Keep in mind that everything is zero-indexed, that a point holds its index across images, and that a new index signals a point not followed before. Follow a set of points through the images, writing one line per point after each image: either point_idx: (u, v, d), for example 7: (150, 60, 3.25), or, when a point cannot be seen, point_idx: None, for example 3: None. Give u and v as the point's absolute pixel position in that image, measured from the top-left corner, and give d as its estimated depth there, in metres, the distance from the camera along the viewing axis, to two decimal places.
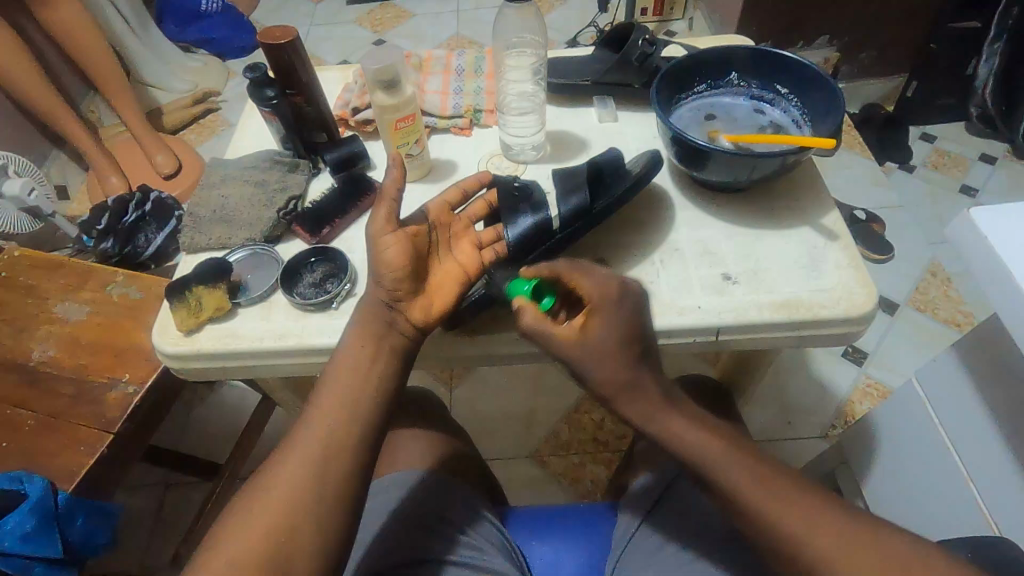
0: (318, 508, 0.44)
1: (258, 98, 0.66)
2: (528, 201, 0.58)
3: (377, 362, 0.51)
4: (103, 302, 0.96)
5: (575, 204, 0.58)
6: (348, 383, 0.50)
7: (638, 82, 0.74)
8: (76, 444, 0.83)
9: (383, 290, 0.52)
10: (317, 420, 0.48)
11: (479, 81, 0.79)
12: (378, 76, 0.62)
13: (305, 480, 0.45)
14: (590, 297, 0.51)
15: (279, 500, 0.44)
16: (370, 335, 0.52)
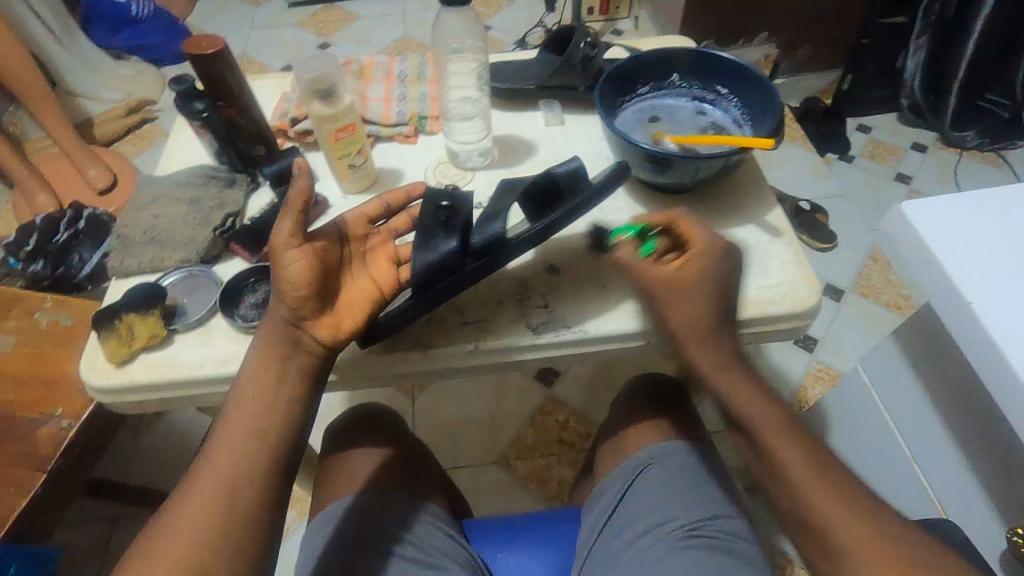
0: (231, 543, 0.42)
1: (185, 110, 0.64)
2: (452, 218, 0.53)
3: (291, 382, 0.49)
4: (31, 331, 0.90)
5: (498, 232, 0.53)
6: (267, 405, 0.48)
7: (583, 85, 0.74)
8: (5, 487, 0.78)
9: (287, 308, 0.49)
10: (231, 449, 0.46)
11: (423, 87, 0.77)
12: (314, 86, 0.60)
13: (222, 515, 0.43)
14: (698, 244, 0.52)
15: (192, 537, 0.42)
16: (275, 354, 0.49)
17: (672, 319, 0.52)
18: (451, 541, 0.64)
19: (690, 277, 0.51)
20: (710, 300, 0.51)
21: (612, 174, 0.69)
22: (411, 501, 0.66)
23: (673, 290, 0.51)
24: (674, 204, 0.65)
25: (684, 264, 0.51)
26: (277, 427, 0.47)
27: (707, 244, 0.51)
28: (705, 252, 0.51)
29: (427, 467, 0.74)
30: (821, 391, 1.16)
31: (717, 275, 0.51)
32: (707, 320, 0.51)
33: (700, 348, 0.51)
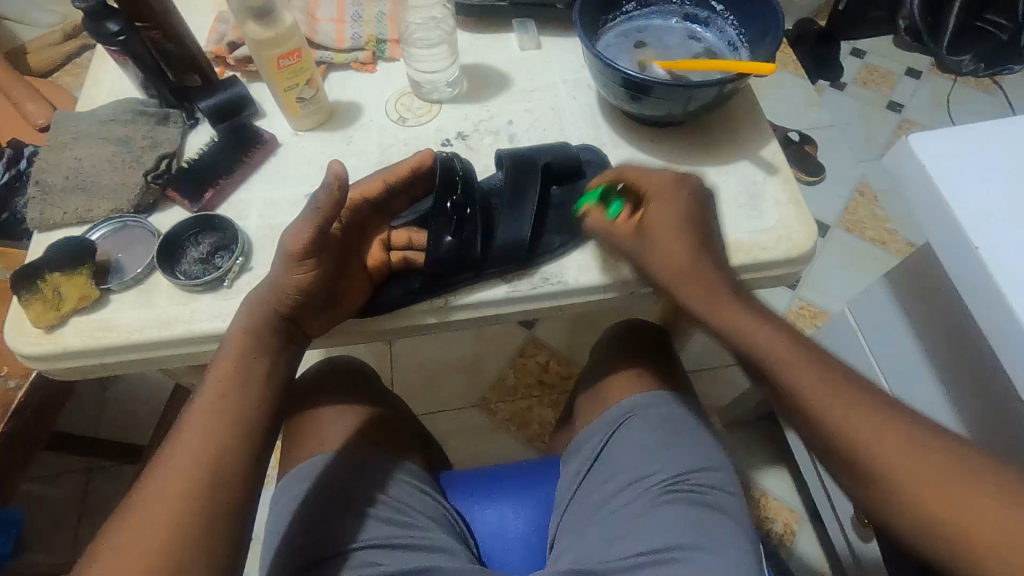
0: (188, 553, 0.38)
1: (99, 34, 0.53)
2: (467, 221, 0.50)
3: (258, 373, 0.45)
4: None
5: (514, 240, 0.50)
6: (232, 383, 0.44)
7: (561, 2, 0.66)
8: None
9: (282, 304, 0.46)
10: (186, 443, 0.41)
11: (381, 5, 0.68)
12: (248, 3, 0.50)
13: (172, 521, 0.38)
14: (648, 187, 0.50)
15: (142, 550, 0.37)
16: (258, 346, 0.46)
17: (656, 264, 0.49)
18: (427, 498, 0.62)
19: (660, 220, 0.49)
20: (689, 236, 0.48)
21: (594, 105, 0.62)
22: (384, 458, 0.63)
23: (655, 224, 0.49)
24: (661, 139, 0.59)
25: (645, 216, 0.50)
26: (235, 421, 0.43)
27: (659, 183, 0.50)
28: (661, 192, 0.49)
29: (401, 421, 0.71)
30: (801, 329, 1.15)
31: (687, 211, 0.49)
32: (690, 257, 0.48)
33: (695, 285, 0.48)
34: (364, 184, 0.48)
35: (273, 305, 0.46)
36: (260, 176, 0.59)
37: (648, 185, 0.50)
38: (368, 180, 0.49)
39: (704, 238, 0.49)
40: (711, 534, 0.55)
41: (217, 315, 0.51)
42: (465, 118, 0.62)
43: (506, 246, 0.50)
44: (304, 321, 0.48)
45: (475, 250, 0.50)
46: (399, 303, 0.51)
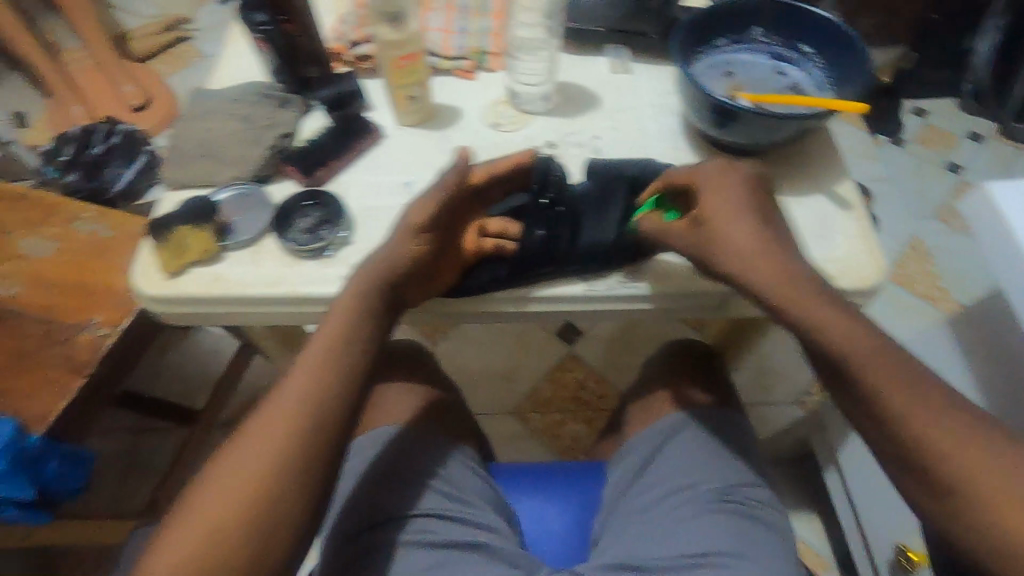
0: (271, 504, 0.44)
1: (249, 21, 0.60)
2: (558, 218, 0.56)
3: (356, 347, 0.49)
4: (71, 239, 0.91)
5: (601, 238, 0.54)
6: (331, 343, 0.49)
7: (655, 31, 0.71)
8: (47, 385, 0.80)
9: (389, 272, 0.50)
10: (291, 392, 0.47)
11: (486, 21, 0.74)
12: (383, 7, 0.56)
13: (262, 473, 0.44)
14: (697, 183, 0.52)
15: (236, 494, 0.44)
16: (364, 314, 0.50)
17: (727, 260, 0.49)
18: (480, 481, 0.65)
19: (712, 208, 0.51)
20: (749, 221, 0.50)
21: (677, 130, 0.66)
22: (442, 438, 0.66)
23: (713, 213, 0.50)
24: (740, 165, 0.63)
25: (698, 209, 0.51)
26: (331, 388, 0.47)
27: (713, 179, 0.52)
28: (710, 184, 0.52)
29: (458, 408, 0.74)
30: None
31: (743, 194, 0.51)
32: (758, 242, 0.49)
33: (764, 266, 0.48)
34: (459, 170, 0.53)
35: (382, 267, 0.50)
36: (365, 162, 0.64)
37: (699, 183, 0.52)
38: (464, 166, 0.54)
39: (762, 218, 0.50)
40: (755, 547, 0.57)
41: (318, 279, 0.56)
42: (555, 129, 0.67)
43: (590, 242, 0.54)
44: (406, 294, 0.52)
45: (564, 244, 0.54)
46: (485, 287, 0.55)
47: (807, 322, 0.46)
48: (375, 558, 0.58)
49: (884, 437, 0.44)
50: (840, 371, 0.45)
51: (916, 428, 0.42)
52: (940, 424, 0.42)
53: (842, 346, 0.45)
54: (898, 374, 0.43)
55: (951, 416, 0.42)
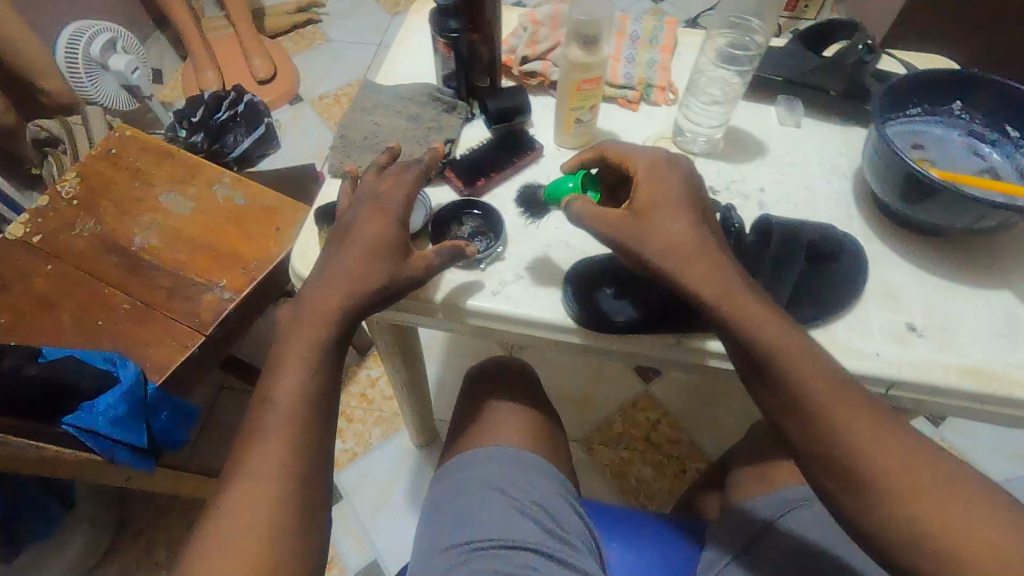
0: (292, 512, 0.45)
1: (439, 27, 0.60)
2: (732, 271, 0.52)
3: (337, 342, 0.50)
4: (207, 201, 0.96)
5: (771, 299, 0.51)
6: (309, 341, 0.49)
7: (837, 90, 0.66)
8: (168, 338, 0.84)
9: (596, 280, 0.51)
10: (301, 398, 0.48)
11: (654, 53, 0.73)
12: (581, 29, 0.55)
13: (290, 484, 0.46)
14: (637, 170, 0.53)
15: (266, 510, 0.44)
16: (357, 311, 0.50)
17: (653, 250, 0.49)
18: (578, 520, 0.63)
19: (650, 199, 0.51)
20: (687, 218, 0.50)
21: (849, 195, 0.63)
22: (549, 468, 0.67)
23: (651, 204, 0.51)
24: (918, 244, 0.59)
25: (635, 197, 0.52)
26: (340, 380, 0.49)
27: (646, 168, 0.53)
28: (648, 177, 0.52)
29: (560, 438, 0.74)
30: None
31: (680, 189, 0.51)
32: (694, 239, 0.49)
33: (700, 271, 0.48)
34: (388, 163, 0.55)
35: (382, 275, 0.49)
36: (522, 178, 0.64)
37: (636, 167, 0.53)
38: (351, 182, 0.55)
39: (700, 216, 0.51)
40: None
41: (471, 292, 0.56)
42: (717, 174, 0.65)
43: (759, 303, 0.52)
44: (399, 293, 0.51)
45: None
46: (631, 329, 0.54)
47: (759, 345, 0.48)
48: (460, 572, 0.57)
49: (833, 476, 0.46)
50: (793, 403, 0.47)
51: (871, 465, 0.44)
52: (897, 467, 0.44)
53: (792, 365, 0.47)
54: (855, 408, 0.45)
55: (907, 450, 0.44)
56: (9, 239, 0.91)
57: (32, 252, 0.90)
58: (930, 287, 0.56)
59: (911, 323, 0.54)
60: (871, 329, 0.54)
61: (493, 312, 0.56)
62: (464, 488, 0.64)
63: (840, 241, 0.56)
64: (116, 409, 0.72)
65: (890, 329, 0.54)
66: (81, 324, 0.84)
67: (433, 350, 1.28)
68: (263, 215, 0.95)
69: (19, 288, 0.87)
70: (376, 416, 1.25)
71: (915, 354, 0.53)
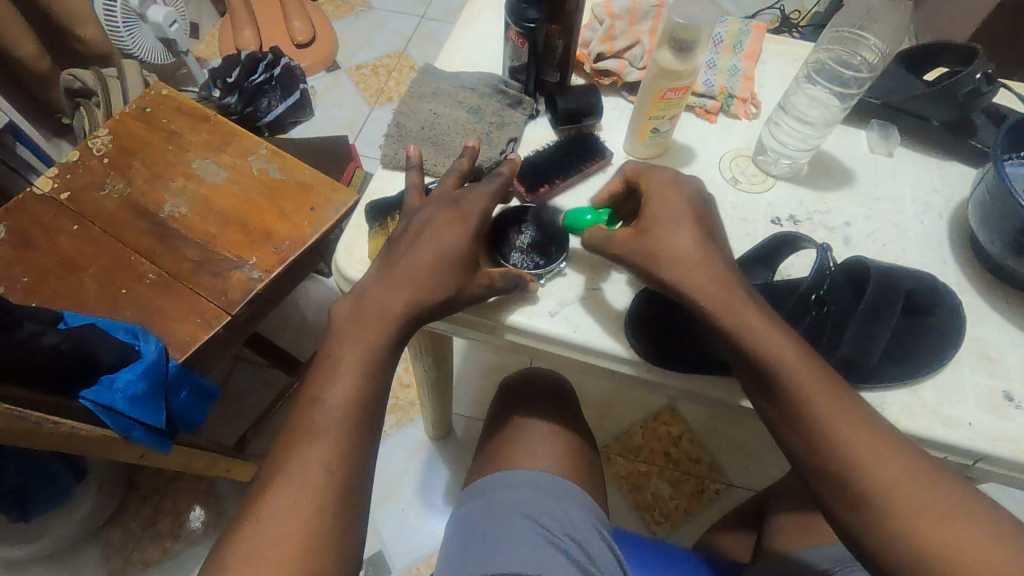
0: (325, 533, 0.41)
1: (518, 13, 0.55)
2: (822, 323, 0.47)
3: (383, 355, 0.46)
4: (241, 172, 0.92)
5: (863, 354, 0.46)
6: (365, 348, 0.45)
7: (941, 120, 0.60)
8: (193, 313, 0.80)
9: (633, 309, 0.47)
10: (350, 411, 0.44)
11: (737, 61, 0.67)
12: (676, 32, 0.49)
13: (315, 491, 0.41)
14: (647, 188, 0.49)
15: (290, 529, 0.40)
16: (408, 320, 0.46)
17: (666, 271, 0.45)
18: (614, 560, 0.59)
19: (661, 214, 0.47)
20: (695, 236, 0.46)
21: (943, 238, 0.57)
22: (583, 498, 0.63)
23: (658, 222, 0.47)
24: (1020, 301, 0.53)
25: (645, 213, 0.48)
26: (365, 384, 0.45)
27: (657, 183, 0.48)
28: (660, 192, 0.48)
29: (594, 462, 0.70)
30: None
31: (692, 209, 0.47)
32: (700, 255, 0.45)
33: (702, 282, 0.45)
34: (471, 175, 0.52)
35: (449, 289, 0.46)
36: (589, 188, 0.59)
37: (646, 186, 0.49)
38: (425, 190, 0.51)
39: (708, 234, 0.47)
40: None
41: (529, 311, 0.52)
42: (799, 201, 0.60)
43: (849, 358, 0.46)
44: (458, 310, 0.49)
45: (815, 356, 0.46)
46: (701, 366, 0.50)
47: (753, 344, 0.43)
48: None
49: (826, 487, 0.41)
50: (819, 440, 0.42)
51: (867, 476, 0.39)
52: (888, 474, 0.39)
53: (785, 363, 0.42)
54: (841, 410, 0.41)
55: (902, 456, 0.40)
56: (36, 193, 0.87)
57: (58, 209, 0.87)
58: None
59: (1008, 391, 0.49)
60: (964, 395, 0.49)
61: (551, 334, 0.52)
62: (494, 511, 0.60)
63: (936, 296, 0.51)
64: (136, 387, 0.70)
65: (985, 397, 0.49)
66: (104, 290, 0.81)
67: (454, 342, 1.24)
68: (298, 192, 0.91)
69: (43, 246, 0.83)
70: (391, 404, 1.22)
71: (1011, 427, 0.48)
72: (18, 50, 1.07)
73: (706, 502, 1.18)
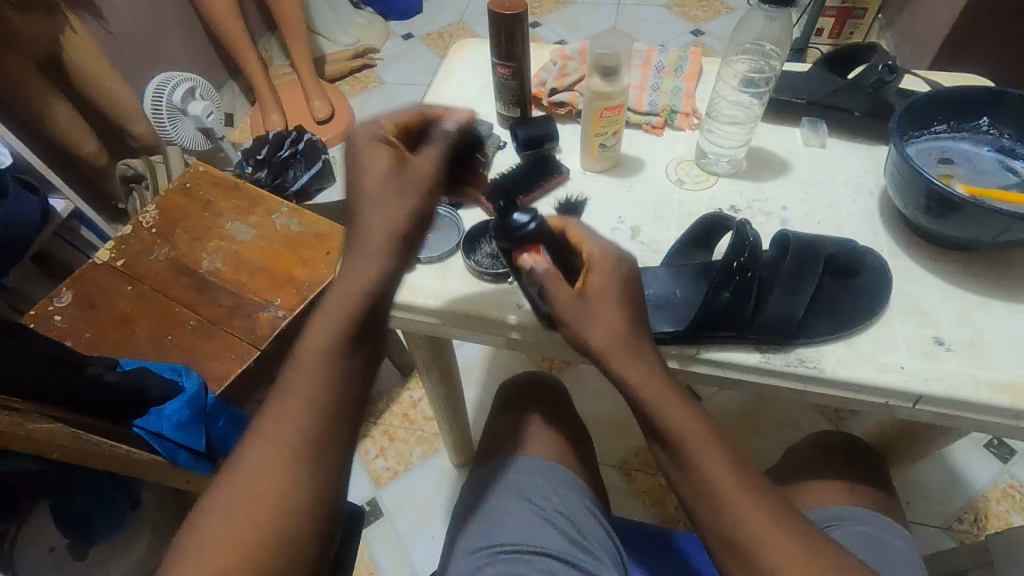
0: (285, 557, 0.35)
1: (506, 223, 0.50)
2: (747, 281, 0.51)
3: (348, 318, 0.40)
4: (267, 228, 1.05)
5: (787, 311, 0.52)
6: (341, 322, 0.40)
7: (861, 110, 0.67)
8: (229, 351, 0.91)
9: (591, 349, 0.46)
10: (294, 389, 0.39)
11: (679, 82, 0.76)
12: (601, 61, 0.59)
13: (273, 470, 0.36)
14: (590, 255, 0.48)
15: (235, 540, 0.34)
16: None
17: (590, 333, 0.46)
18: (605, 535, 0.63)
19: (598, 287, 0.46)
20: (623, 305, 0.46)
21: (874, 212, 0.63)
22: (575, 480, 0.68)
23: (597, 293, 0.46)
24: (946, 259, 0.58)
25: (584, 285, 0.47)
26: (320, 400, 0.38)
27: (600, 254, 0.47)
28: (602, 263, 0.47)
29: (589, 455, 0.75)
30: (1006, 511, 0.99)
31: (627, 284, 0.47)
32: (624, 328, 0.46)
33: (625, 357, 0.46)
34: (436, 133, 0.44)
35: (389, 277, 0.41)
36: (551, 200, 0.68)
37: (588, 253, 0.48)
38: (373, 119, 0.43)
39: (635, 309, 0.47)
40: None
41: (501, 305, 0.60)
42: (739, 193, 0.67)
43: (778, 315, 0.52)
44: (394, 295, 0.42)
45: (746, 315, 0.52)
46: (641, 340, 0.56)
47: (674, 423, 0.45)
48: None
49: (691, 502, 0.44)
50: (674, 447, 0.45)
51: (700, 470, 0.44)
52: (754, 505, 0.42)
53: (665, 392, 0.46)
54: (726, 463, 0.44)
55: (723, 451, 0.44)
56: (97, 262, 1.02)
57: (115, 274, 1.01)
58: (959, 301, 0.55)
59: (938, 336, 0.53)
60: (895, 343, 0.53)
61: (521, 323, 0.59)
62: (490, 499, 0.67)
63: (860, 268, 0.56)
64: (181, 415, 0.80)
65: (917, 344, 0.53)
66: (153, 338, 0.93)
67: (471, 372, 1.32)
68: (316, 241, 1.03)
69: (103, 306, 0.97)
70: (417, 435, 1.28)
71: (943, 367, 0.52)
72: (81, 148, 1.26)
73: None
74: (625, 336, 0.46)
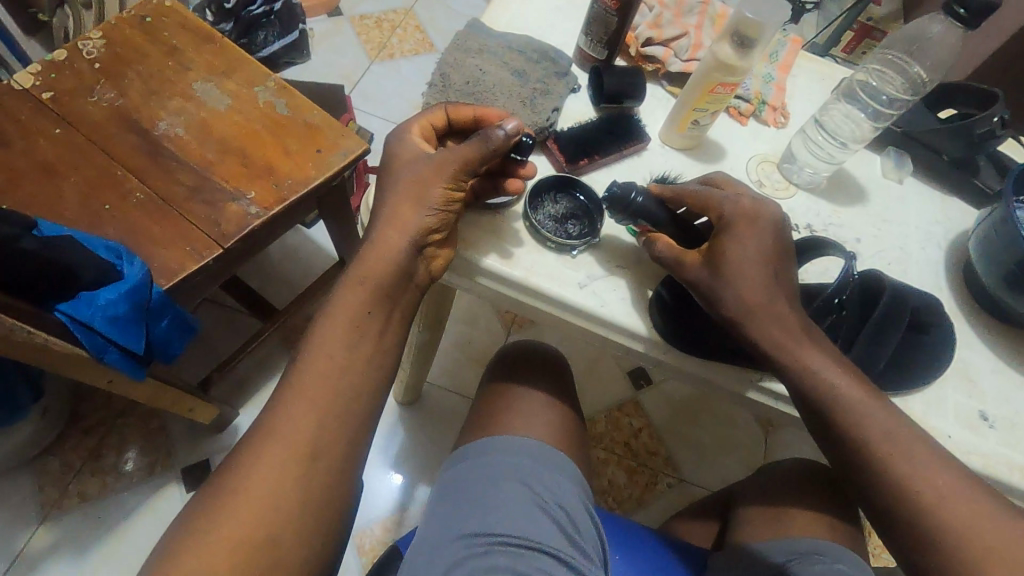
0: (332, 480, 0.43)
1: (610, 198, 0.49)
2: (840, 320, 0.50)
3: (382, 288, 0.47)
4: (246, 101, 0.87)
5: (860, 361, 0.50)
6: (383, 273, 0.47)
7: (951, 156, 0.64)
8: (182, 241, 0.76)
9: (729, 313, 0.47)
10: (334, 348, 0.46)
11: (772, 69, 0.69)
12: (740, 27, 0.50)
13: (324, 420, 0.44)
14: (720, 218, 0.48)
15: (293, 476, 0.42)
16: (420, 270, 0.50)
17: (736, 295, 0.46)
18: (593, 530, 0.61)
19: (734, 250, 0.46)
20: (768, 275, 0.46)
21: (940, 266, 0.61)
22: (569, 467, 0.64)
23: (728, 253, 0.46)
24: (1000, 333, 0.57)
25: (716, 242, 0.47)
26: (342, 379, 0.45)
27: (735, 209, 0.48)
28: (742, 219, 0.47)
29: (582, 440, 0.71)
30: None
31: (770, 249, 0.47)
32: (764, 295, 0.46)
33: (787, 332, 0.46)
34: (482, 133, 0.48)
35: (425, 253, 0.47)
36: (624, 169, 0.60)
37: (718, 214, 0.48)
38: (407, 129, 0.51)
39: (778, 268, 0.47)
40: None
41: (559, 280, 0.53)
42: (816, 213, 0.62)
43: (856, 363, 0.50)
44: (419, 278, 0.50)
45: None
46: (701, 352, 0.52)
47: (837, 392, 0.45)
48: (477, 562, 0.54)
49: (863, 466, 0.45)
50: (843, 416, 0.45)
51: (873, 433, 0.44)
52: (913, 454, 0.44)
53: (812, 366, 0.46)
54: (915, 451, 0.44)
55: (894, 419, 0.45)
56: (15, 87, 0.81)
57: (39, 109, 0.80)
58: (1006, 378, 0.55)
59: (983, 411, 0.53)
60: (945, 410, 0.53)
61: (576, 305, 0.53)
62: (479, 476, 0.61)
63: (928, 321, 0.54)
64: (118, 308, 0.66)
65: (964, 416, 0.53)
66: (85, 203, 0.75)
67: None
68: (306, 132, 0.87)
69: (19, 146, 0.77)
70: None
71: (982, 443, 0.52)
72: None
73: (659, 495, 1.11)
74: (763, 288, 0.46)
